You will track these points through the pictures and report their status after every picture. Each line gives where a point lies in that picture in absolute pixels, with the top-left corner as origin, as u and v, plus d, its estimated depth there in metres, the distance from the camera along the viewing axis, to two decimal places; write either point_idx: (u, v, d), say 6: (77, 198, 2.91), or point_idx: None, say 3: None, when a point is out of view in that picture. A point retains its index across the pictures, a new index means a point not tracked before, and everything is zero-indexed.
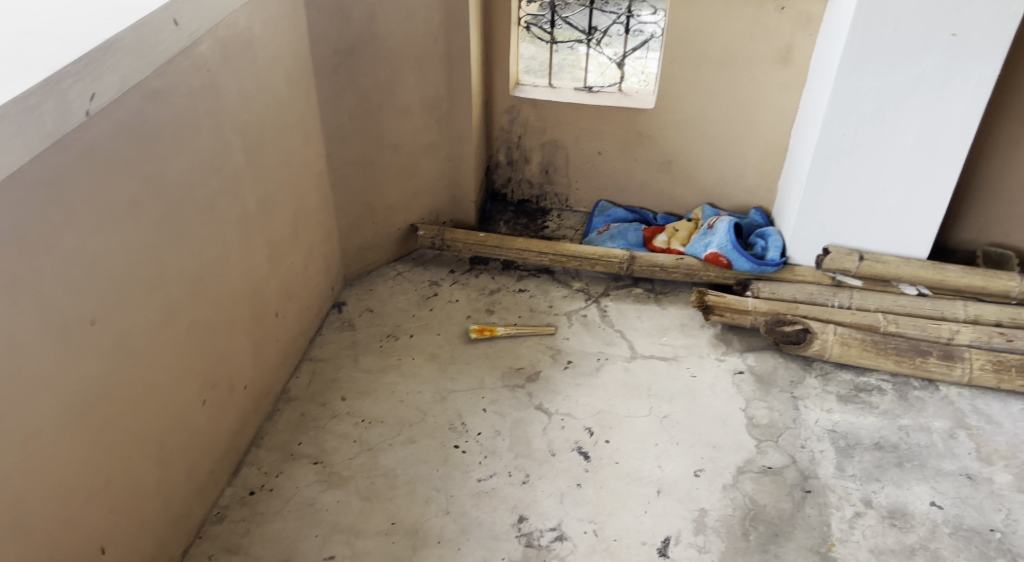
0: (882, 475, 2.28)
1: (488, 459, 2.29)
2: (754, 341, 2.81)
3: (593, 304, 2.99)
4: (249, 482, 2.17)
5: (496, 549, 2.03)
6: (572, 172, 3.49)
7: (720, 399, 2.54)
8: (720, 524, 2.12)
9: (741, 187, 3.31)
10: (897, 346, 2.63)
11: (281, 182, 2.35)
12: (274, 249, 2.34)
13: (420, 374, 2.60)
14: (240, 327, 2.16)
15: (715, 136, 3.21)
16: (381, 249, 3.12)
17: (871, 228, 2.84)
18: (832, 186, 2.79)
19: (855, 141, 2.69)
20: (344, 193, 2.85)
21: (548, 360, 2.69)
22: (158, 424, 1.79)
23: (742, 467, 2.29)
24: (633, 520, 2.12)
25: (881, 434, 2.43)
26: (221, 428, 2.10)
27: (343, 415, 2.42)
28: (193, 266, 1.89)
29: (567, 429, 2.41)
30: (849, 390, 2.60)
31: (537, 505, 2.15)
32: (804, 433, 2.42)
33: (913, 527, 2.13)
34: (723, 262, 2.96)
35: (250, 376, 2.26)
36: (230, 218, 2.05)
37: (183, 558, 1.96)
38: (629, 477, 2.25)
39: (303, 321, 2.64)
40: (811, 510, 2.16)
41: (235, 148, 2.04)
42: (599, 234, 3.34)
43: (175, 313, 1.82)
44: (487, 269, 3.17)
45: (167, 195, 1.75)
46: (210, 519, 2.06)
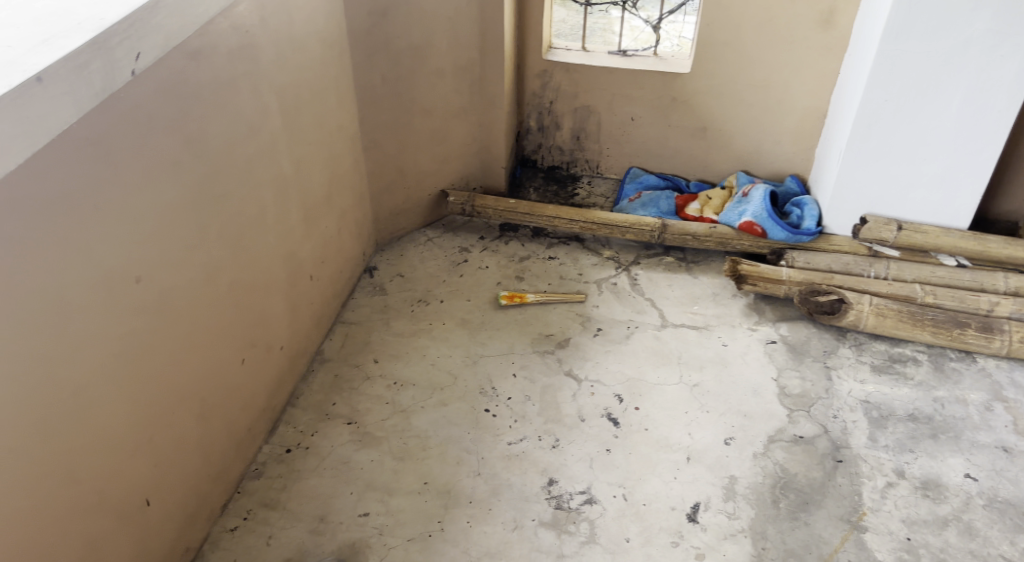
0: (916, 446, 2.26)
1: (518, 423, 2.31)
2: (787, 311, 2.78)
3: (624, 272, 2.98)
4: (286, 440, 2.22)
5: (527, 510, 2.06)
6: (604, 138, 3.46)
7: (752, 368, 2.53)
8: (750, 491, 2.12)
9: (776, 155, 3.26)
10: (934, 317, 2.59)
11: (316, 146, 2.36)
12: (309, 212, 2.37)
13: (451, 339, 2.62)
14: (276, 289, 2.19)
15: (752, 101, 3.15)
16: (413, 214, 3.13)
17: (911, 197, 2.78)
18: (872, 154, 2.73)
19: (897, 107, 2.62)
20: (376, 157, 2.86)
21: (578, 327, 2.70)
22: (200, 381, 1.84)
23: (773, 436, 2.28)
24: (663, 486, 2.13)
25: (916, 405, 2.40)
26: (259, 387, 2.15)
27: (376, 377, 2.45)
28: (233, 228, 1.92)
29: (597, 396, 2.42)
30: (884, 360, 2.57)
31: (567, 469, 2.18)
32: (836, 403, 2.40)
33: (946, 498, 2.11)
34: (757, 231, 2.93)
35: (286, 337, 2.30)
36: (266, 181, 2.07)
37: (223, 511, 2.01)
38: (659, 444, 2.26)
39: (336, 285, 2.67)
40: (842, 480, 2.16)
41: (272, 111, 2.05)
42: (630, 202, 3.31)
43: (215, 274, 1.86)
44: (518, 236, 3.17)
45: (208, 156, 1.77)
46: (248, 474, 2.12)
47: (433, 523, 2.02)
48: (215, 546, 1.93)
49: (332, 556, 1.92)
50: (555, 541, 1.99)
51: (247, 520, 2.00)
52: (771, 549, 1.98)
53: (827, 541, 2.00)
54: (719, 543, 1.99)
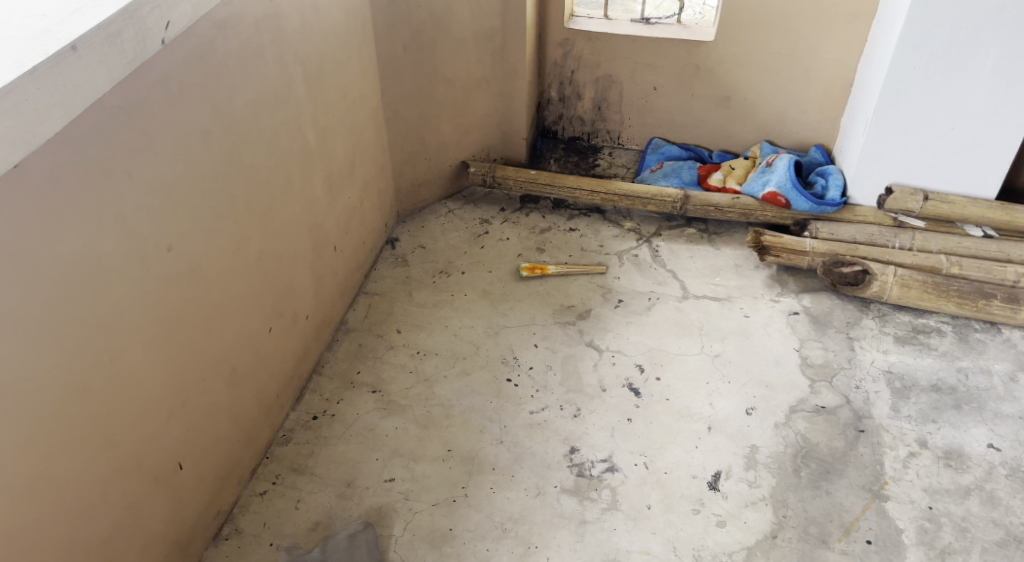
0: (939, 417, 2.26)
1: (540, 392, 2.34)
2: (810, 282, 2.77)
3: (645, 243, 2.98)
4: (312, 407, 2.26)
5: (549, 477, 2.09)
6: (625, 108, 3.43)
7: (774, 339, 2.53)
8: (771, 460, 2.14)
9: (800, 124, 3.22)
10: (960, 288, 2.56)
11: (339, 117, 2.37)
12: (333, 183, 2.38)
13: (473, 310, 2.65)
14: (302, 259, 2.22)
15: (777, 69, 3.11)
16: (434, 185, 3.14)
17: (937, 167, 2.74)
18: (900, 123, 2.69)
19: (926, 75, 2.57)
20: (398, 128, 2.86)
21: (600, 299, 2.70)
22: (230, 349, 1.88)
23: (795, 407, 2.29)
24: (684, 455, 2.15)
25: (939, 376, 2.39)
26: (286, 355, 2.18)
27: (399, 347, 2.48)
28: (260, 198, 1.94)
29: (618, 366, 2.43)
30: (907, 331, 2.56)
31: (588, 438, 2.20)
32: (859, 373, 2.40)
33: (968, 468, 2.12)
34: (781, 202, 2.91)
35: (311, 307, 2.33)
36: (292, 151, 2.08)
37: (253, 476, 2.06)
38: (680, 413, 2.27)
39: (359, 256, 2.69)
40: (864, 449, 2.16)
41: (297, 81, 2.06)
42: (652, 173, 3.30)
43: (244, 244, 1.88)
44: (538, 208, 3.17)
45: (236, 127, 1.79)
46: (276, 440, 2.16)
47: (457, 488, 2.05)
48: (245, 510, 1.99)
49: (359, 520, 1.97)
50: (577, 507, 2.02)
51: (276, 484, 2.05)
52: (792, 516, 2.00)
53: (848, 509, 2.01)
54: (740, 510, 2.01)
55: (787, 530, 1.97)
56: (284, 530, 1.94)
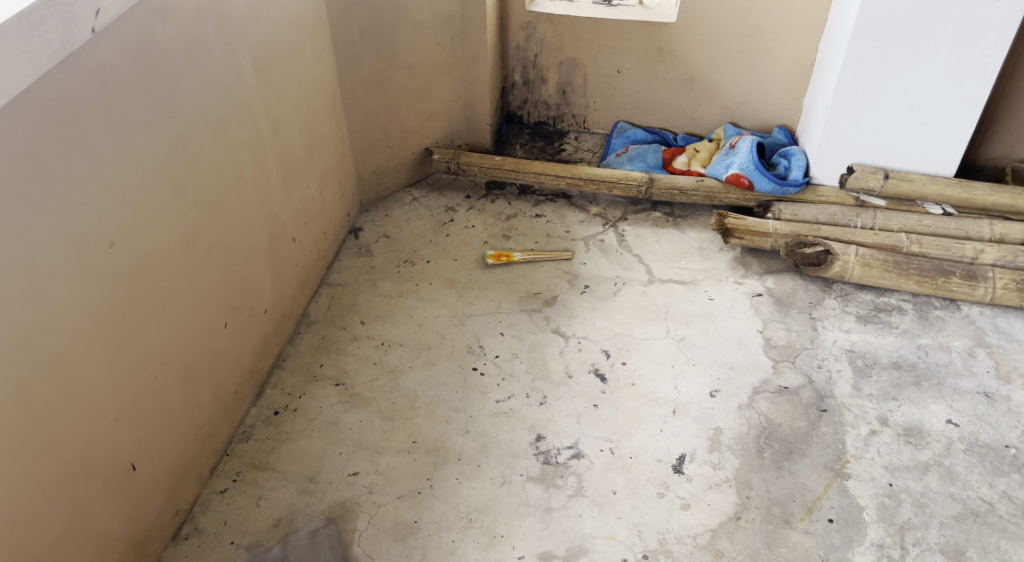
0: (899, 394, 2.29)
1: (506, 381, 2.33)
2: (774, 264, 2.78)
3: (611, 228, 2.97)
4: (274, 402, 2.23)
5: (515, 466, 2.08)
6: (590, 92, 3.41)
7: (738, 322, 2.54)
8: (735, 442, 2.15)
9: (764, 105, 3.22)
10: (919, 266, 2.60)
11: (293, 105, 2.32)
12: (289, 173, 2.34)
13: (438, 299, 2.62)
14: (258, 252, 2.18)
15: (739, 50, 3.10)
16: (397, 173, 3.10)
17: (898, 145, 2.76)
18: (860, 102, 2.70)
19: (884, 54, 2.58)
20: (357, 115, 2.82)
21: (566, 285, 2.69)
22: (183, 346, 1.84)
23: (758, 388, 2.30)
24: (649, 439, 2.16)
25: (900, 353, 2.42)
26: (244, 350, 2.14)
27: (363, 339, 2.46)
28: (210, 190, 1.89)
29: (584, 352, 2.43)
30: (869, 310, 2.58)
31: (554, 425, 2.20)
32: (822, 353, 2.42)
33: (928, 444, 2.15)
34: (745, 183, 2.91)
35: (270, 300, 2.29)
36: (244, 142, 2.03)
37: (213, 474, 2.03)
38: (645, 398, 2.28)
39: (320, 247, 2.65)
40: (826, 428, 2.18)
41: (246, 69, 2.01)
42: (617, 157, 3.28)
43: (195, 238, 1.84)
44: (504, 194, 3.14)
45: (180, 117, 1.74)
46: (237, 437, 2.13)
47: (423, 480, 2.04)
48: (205, 508, 1.96)
49: (322, 515, 1.95)
50: (543, 495, 2.01)
51: (236, 482, 2.02)
52: (756, 497, 2.01)
53: (810, 488, 2.03)
54: (704, 493, 2.02)
55: (751, 511, 1.98)
56: (246, 528, 1.91)
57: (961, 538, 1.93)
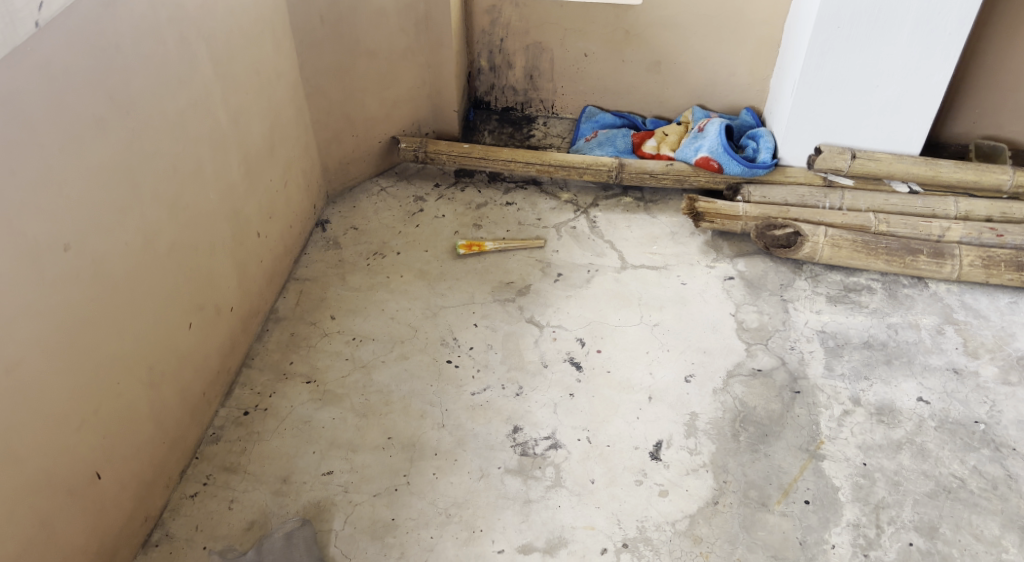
0: (871, 373, 2.31)
1: (481, 373, 2.30)
2: (745, 246, 2.78)
3: (582, 214, 2.95)
4: (243, 402, 2.18)
5: (492, 458, 2.06)
6: (557, 76, 3.37)
7: (711, 306, 2.54)
8: (710, 427, 2.15)
9: (732, 87, 3.22)
10: (887, 246, 2.62)
11: (253, 95, 2.24)
12: (251, 166, 2.27)
13: (409, 291, 2.58)
14: (221, 248, 2.11)
15: (706, 32, 3.09)
16: (364, 163, 3.03)
17: (863, 126, 2.79)
18: (826, 83, 2.71)
19: (850, 34, 2.59)
20: (321, 105, 2.75)
21: (539, 274, 2.67)
22: (146, 348, 1.78)
23: (732, 371, 2.31)
24: (626, 426, 2.15)
25: (870, 332, 2.45)
26: (210, 349, 2.09)
27: (334, 334, 2.41)
28: (169, 187, 1.82)
29: (559, 341, 2.41)
30: (839, 290, 2.60)
31: (531, 416, 2.18)
32: (794, 334, 2.43)
33: (900, 422, 2.17)
34: (714, 166, 2.91)
35: (236, 297, 2.23)
36: (202, 135, 1.96)
37: (182, 478, 1.97)
38: (621, 386, 2.27)
39: (287, 240, 2.59)
40: (800, 410, 2.20)
41: (202, 60, 1.93)
42: (587, 142, 3.26)
43: (154, 237, 1.78)
44: (473, 182, 3.10)
45: (135, 112, 1.67)
46: (206, 439, 2.07)
47: (399, 477, 2.00)
48: (175, 514, 1.90)
49: (296, 516, 1.90)
50: (522, 487, 1.99)
51: (207, 485, 1.96)
52: (732, 481, 2.02)
53: (786, 471, 2.05)
54: (682, 478, 2.03)
55: (728, 495, 1.99)
56: (218, 532, 1.87)
57: (934, 514, 1.95)
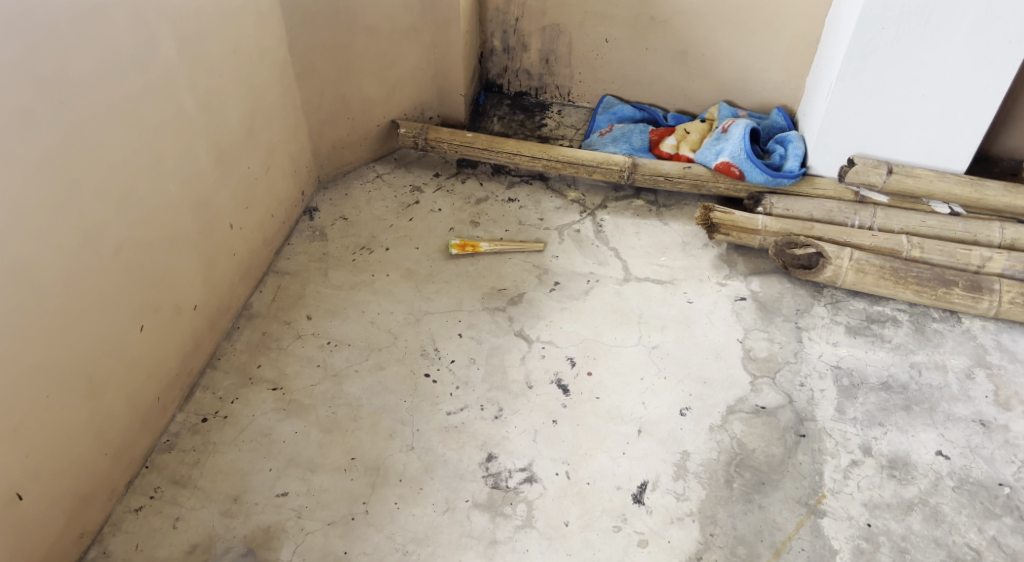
0: (886, 419, 2.10)
1: (460, 390, 2.14)
2: (761, 263, 2.56)
3: (588, 217, 2.74)
4: (203, 408, 2.05)
5: (460, 490, 1.90)
6: (575, 62, 3.14)
7: (717, 329, 2.34)
8: (702, 470, 1.97)
9: (763, 83, 2.95)
10: (918, 274, 2.37)
11: (229, 77, 2.06)
12: (225, 154, 2.10)
13: (394, 293, 2.42)
14: (185, 244, 1.96)
15: (739, 23, 2.83)
16: (360, 148, 2.85)
17: (904, 137, 2.53)
18: (866, 88, 2.46)
19: (896, 37, 2.33)
20: (313, 85, 2.56)
21: (534, 281, 2.48)
22: (85, 357, 1.64)
23: (733, 407, 2.11)
24: (609, 463, 1.98)
25: (890, 372, 2.23)
26: (167, 352, 1.95)
27: (308, 336, 2.26)
28: (119, 182, 1.67)
29: (547, 359, 2.24)
30: (861, 320, 2.38)
31: (507, 443, 2.01)
32: (805, 369, 2.22)
33: (914, 479, 1.97)
34: (735, 173, 2.66)
35: (202, 295, 2.08)
36: (163, 124, 1.80)
37: (128, 489, 1.86)
38: (609, 415, 2.09)
39: (267, 230, 2.43)
40: (803, 457, 2.00)
41: (165, 41, 1.76)
42: (601, 136, 3.02)
43: (98, 238, 1.63)
44: (476, 174, 2.90)
45: (76, 102, 1.52)
46: (159, 447, 1.95)
47: (358, 504, 1.86)
48: (116, 529, 1.79)
49: (243, 542, 1.77)
50: (488, 525, 1.84)
51: (153, 499, 1.84)
52: (720, 535, 1.84)
53: (780, 527, 1.86)
54: (665, 528, 1.85)
55: (713, 551, 1.81)
56: (158, 554, 1.75)
57: None
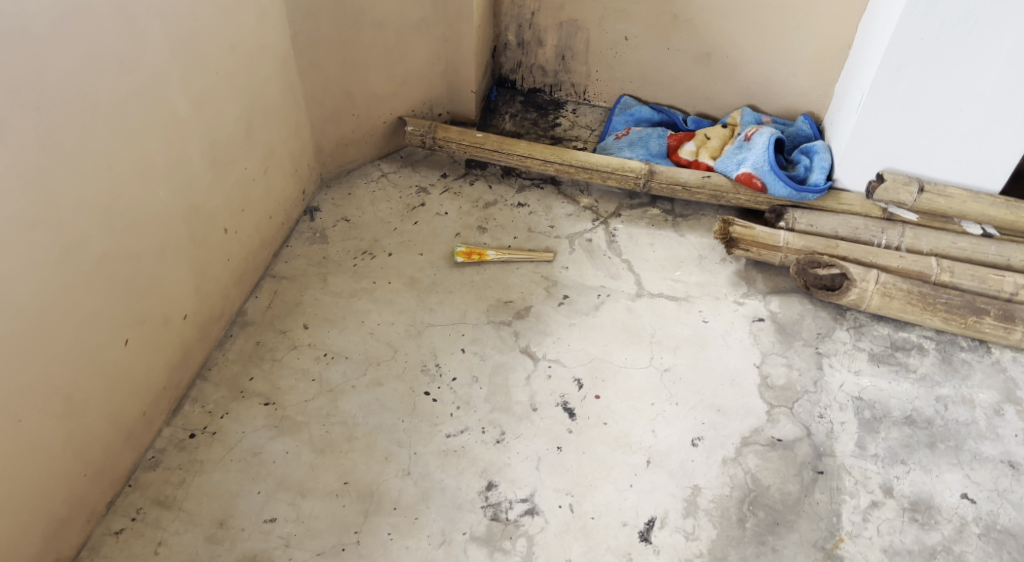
0: (909, 457, 1.99)
1: (461, 411, 2.04)
2: (781, 282, 2.44)
3: (601, 225, 2.62)
4: (191, 422, 1.95)
5: (457, 521, 1.81)
6: (593, 59, 3.00)
7: (732, 352, 2.22)
8: (713, 507, 1.87)
9: (790, 88, 2.81)
10: (948, 301, 2.23)
11: (226, 74, 1.95)
12: (220, 156, 1.99)
13: (395, 302, 2.31)
14: (176, 252, 1.85)
15: (766, 24, 2.68)
16: (365, 145, 2.73)
17: (937, 154, 2.39)
18: (900, 101, 2.32)
19: (935, 48, 2.19)
20: (316, 80, 2.44)
21: (542, 294, 2.37)
22: (62, 377, 1.55)
23: (747, 438, 2.00)
24: (615, 496, 1.88)
25: (914, 405, 2.11)
26: (154, 365, 1.85)
27: (304, 347, 2.16)
28: (102, 192, 1.57)
29: (553, 380, 2.13)
30: (884, 347, 2.26)
31: (509, 471, 1.91)
32: (825, 399, 2.11)
33: (937, 524, 1.86)
34: (757, 185, 2.53)
35: (192, 303, 1.97)
36: (153, 127, 1.69)
37: (109, 509, 1.77)
38: (617, 443, 1.99)
39: (265, 233, 2.32)
40: (821, 496, 1.90)
41: (156, 39, 1.65)
42: (616, 139, 2.89)
43: (78, 250, 1.53)
44: (485, 176, 2.77)
45: (52, 108, 1.42)
46: (143, 464, 1.86)
47: (349, 534, 1.77)
48: (95, 553, 1.70)
49: None
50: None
51: (135, 522, 1.76)
52: None
53: None
54: None
55: None
56: None
57: None
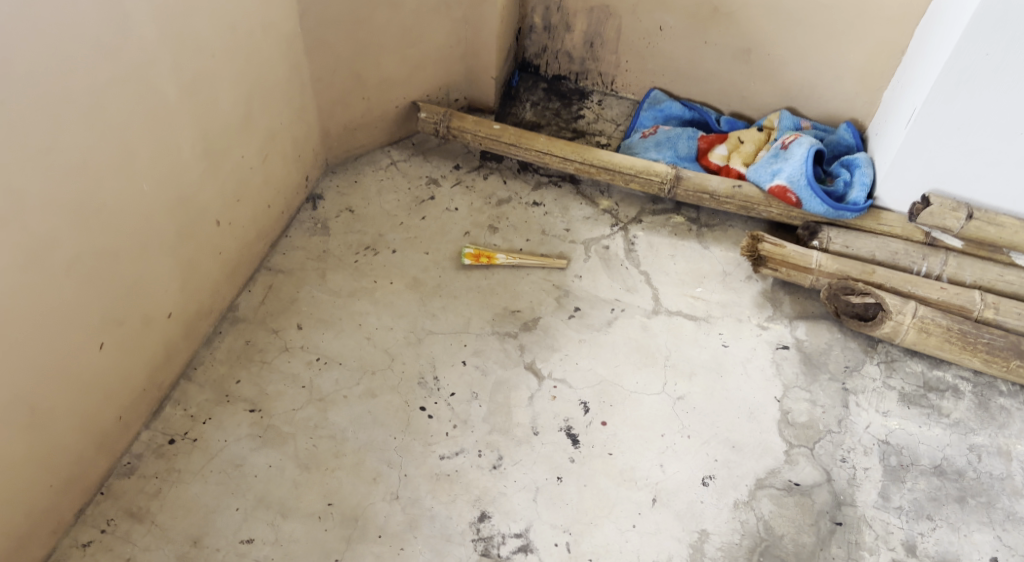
0: (936, 513, 1.85)
1: (458, 430, 1.91)
2: (810, 306, 2.27)
3: (620, 231, 2.45)
4: (171, 427, 1.84)
5: (445, 555, 1.70)
6: (623, 49, 2.80)
7: (752, 383, 2.07)
8: (721, 555, 1.74)
9: (834, 93, 2.60)
10: (990, 341, 2.06)
11: (224, 56, 1.79)
12: (214, 144, 1.84)
13: (396, 305, 2.17)
14: (160, 249, 1.72)
15: (815, 23, 2.47)
16: (375, 129, 2.57)
17: (991, 179, 2.19)
18: (956, 119, 2.12)
19: (1001, 65, 1.99)
20: (325, 60, 2.27)
21: (552, 304, 2.22)
22: (27, 387, 1.44)
23: (762, 480, 1.87)
24: (616, 537, 1.75)
25: (945, 454, 1.96)
26: (132, 368, 1.73)
27: (295, 350, 2.03)
28: (77, 189, 1.44)
29: (558, 402, 1.99)
30: (917, 387, 2.09)
31: (504, 501, 1.79)
32: (848, 442, 1.96)
33: None
34: (791, 200, 2.35)
35: (178, 301, 1.85)
36: (137, 116, 1.55)
37: (78, 519, 1.68)
38: (622, 476, 1.86)
39: (262, 222, 2.18)
40: (837, 551, 1.77)
41: (142, 20, 1.50)
42: (643, 137, 2.71)
43: (47, 252, 1.41)
44: (500, 170, 2.61)
45: (18, 99, 1.28)
46: (118, 470, 1.76)
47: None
48: None
49: None
50: None
51: (105, 534, 1.66)
52: None
53: None
54: None
55: None
56: None
57: None
